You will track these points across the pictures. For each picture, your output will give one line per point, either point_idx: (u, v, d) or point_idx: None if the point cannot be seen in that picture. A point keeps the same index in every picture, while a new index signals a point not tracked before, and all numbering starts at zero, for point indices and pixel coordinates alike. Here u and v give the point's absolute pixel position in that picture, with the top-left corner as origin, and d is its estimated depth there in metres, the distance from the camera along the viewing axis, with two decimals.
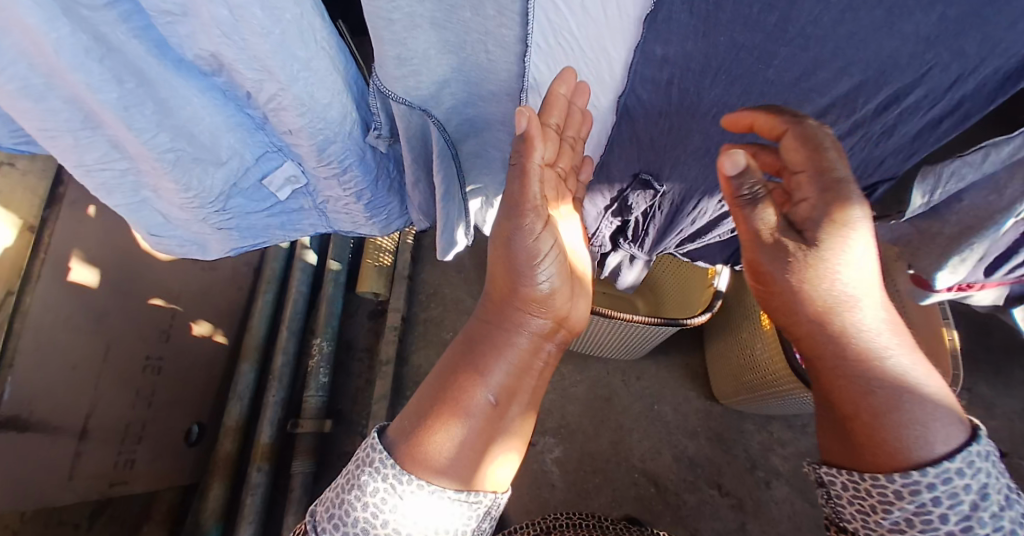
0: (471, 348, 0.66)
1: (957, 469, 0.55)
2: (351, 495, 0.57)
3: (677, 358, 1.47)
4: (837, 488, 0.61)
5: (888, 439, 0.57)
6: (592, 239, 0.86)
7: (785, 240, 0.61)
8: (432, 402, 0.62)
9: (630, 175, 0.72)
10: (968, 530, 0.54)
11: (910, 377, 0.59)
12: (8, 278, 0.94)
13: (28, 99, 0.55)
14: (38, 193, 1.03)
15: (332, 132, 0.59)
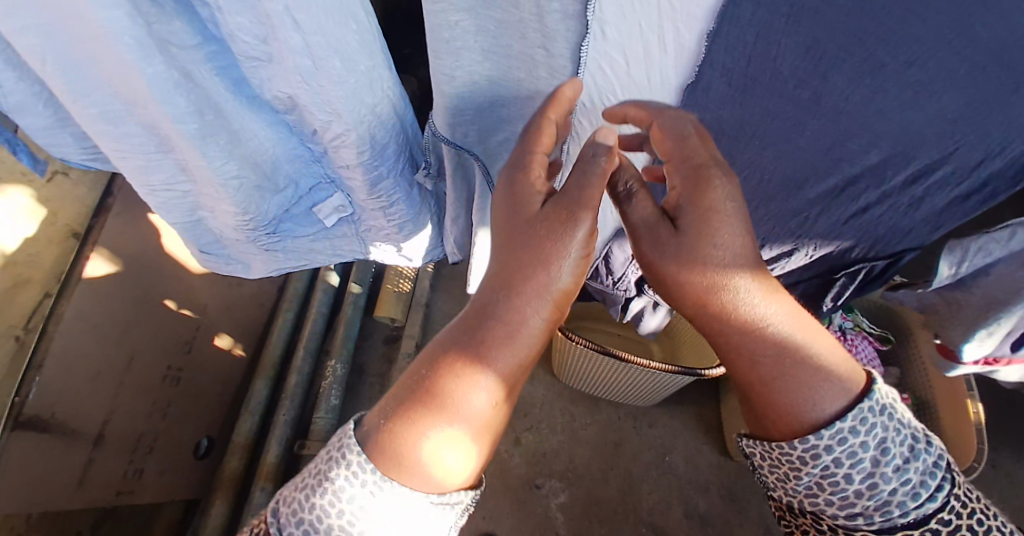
0: (475, 340, 0.50)
1: (850, 428, 0.50)
2: (320, 504, 0.48)
3: (690, 409, 1.46)
4: (752, 457, 0.58)
5: (782, 410, 0.52)
6: (617, 283, 0.88)
7: (650, 221, 0.55)
8: (428, 407, 0.49)
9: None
10: (875, 489, 0.50)
11: (801, 342, 0.53)
12: (46, 281, 1.11)
13: (106, 123, 0.61)
14: (83, 201, 1.20)
15: (386, 168, 0.63)
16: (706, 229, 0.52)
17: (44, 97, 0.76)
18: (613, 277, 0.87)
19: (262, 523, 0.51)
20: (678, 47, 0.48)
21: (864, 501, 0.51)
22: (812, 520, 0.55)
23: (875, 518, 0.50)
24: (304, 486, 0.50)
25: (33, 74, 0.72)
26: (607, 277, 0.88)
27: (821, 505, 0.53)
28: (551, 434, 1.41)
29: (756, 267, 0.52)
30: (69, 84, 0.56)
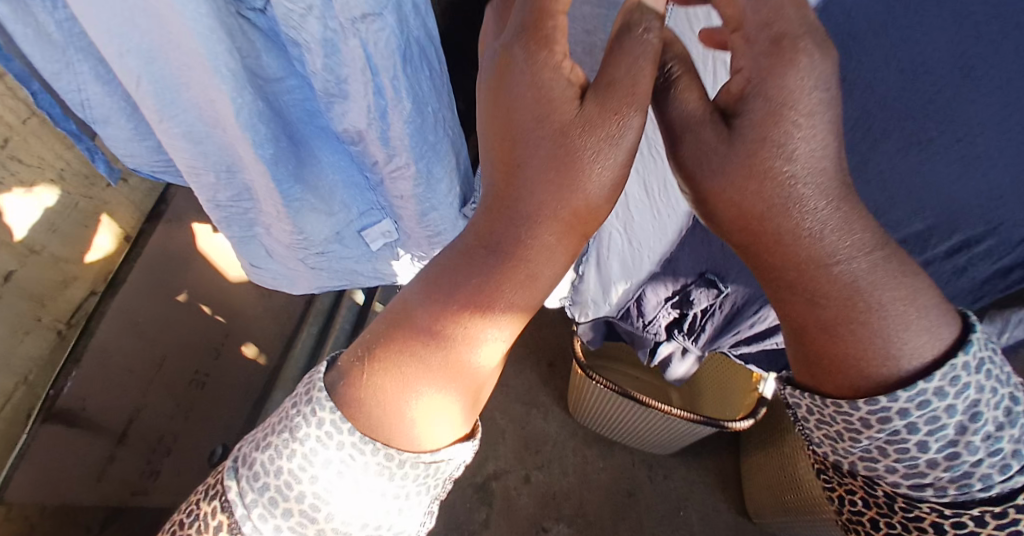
0: (488, 276, 0.47)
1: (935, 389, 0.42)
2: (292, 465, 0.49)
3: (709, 462, 1.42)
4: (801, 417, 0.52)
5: (847, 357, 0.45)
6: (648, 326, 0.86)
7: (697, 119, 0.43)
8: (439, 360, 0.50)
9: (695, 272, 0.72)
10: (956, 459, 0.44)
11: (885, 277, 0.43)
12: (93, 279, 1.17)
13: (188, 141, 0.66)
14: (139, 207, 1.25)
15: (437, 201, 0.67)
16: (774, 135, 0.40)
17: (126, 112, 0.83)
18: (644, 319, 0.85)
19: (228, 485, 0.51)
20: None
21: (937, 470, 0.45)
22: (863, 484, 0.50)
23: (948, 491, 0.45)
24: (270, 448, 0.50)
25: (120, 90, 0.79)
26: (638, 319, 0.86)
27: (880, 472, 0.48)
28: (561, 475, 1.38)
29: (836, 187, 0.41)
30: (161, 104, 0.61)
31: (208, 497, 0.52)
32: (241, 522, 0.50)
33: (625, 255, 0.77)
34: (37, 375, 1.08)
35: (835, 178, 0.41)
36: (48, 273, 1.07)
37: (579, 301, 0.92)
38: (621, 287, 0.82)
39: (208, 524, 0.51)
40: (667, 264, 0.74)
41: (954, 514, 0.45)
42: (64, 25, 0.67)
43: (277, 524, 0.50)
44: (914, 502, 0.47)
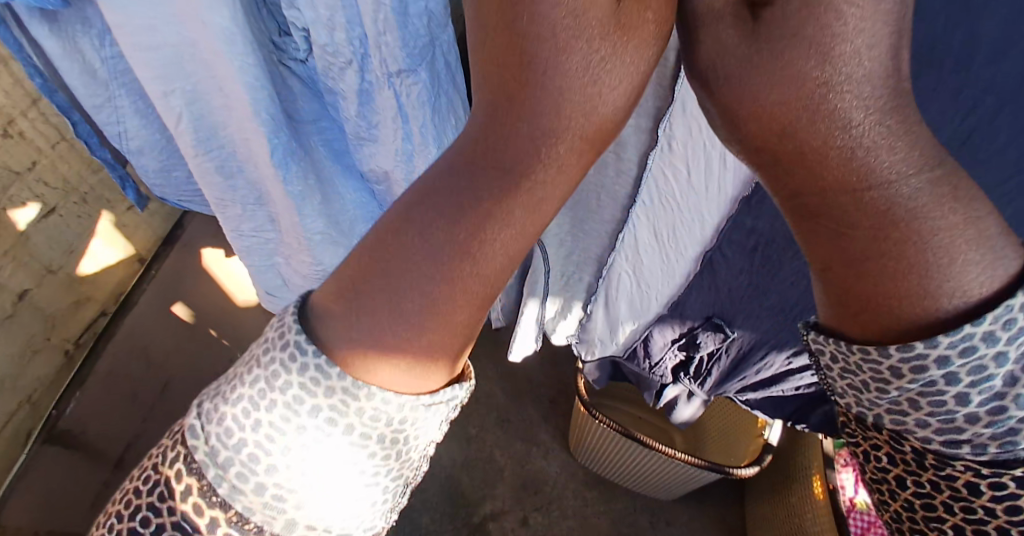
0: (427, 207, 0.34)
1: (985, 333, 0.28)
2: (273, 416, 0.34)
3: (713, 510, 1.39)
4: (808, 350, 0.37)
5: (873, 303, 0.30)
6: (654, 368, 0.86)
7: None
8: (367, 320, 0.34)
9: (702, 316, 0.74)
10: (1001, 415, 0.30)
11: (942, 193, 0.28)
12: (105, 301, 1.23)
13: (220, 174, 0.70)
14: (157, 232, 1.37)
15: None
16: (814, 28, 0.27)
17: (160, 144, 0.87)
18: (650, 361, 0.85)
19: (185, 448, 0.35)
20: (721, 181, 0.54)
21: (976, 427, 0.30)
22: (882, 443, 0.35)
23: (989, 448, 0.30)
24: (242, 397, 0.34)
25: (155, 123, 0.83)
26: (645, 360, 0.86)
27: (906, 426, 0.33)
28: (561, 518, 1.35)
29: (895, 52, 0.27)
30: (198, 140, 0.65)
31: (159, 464, 0.35)
32: (213, 490, 0.34)
33: (633, 295, 0.77)
34: (40, 396, 1.09)
35: (893, 44, 0.27)
36: (63, 294, 1.13)
37: (586, 339, 0.92)
38: (629, 328, 0.82)
39: (170, 495, 0.35)
40: (673, 308, 0.75)
41: (995, 477, 0.30)
42: (109, 61, 0.72)
43: (257, 494, 0.34)
44: (944, 461, 0.32)
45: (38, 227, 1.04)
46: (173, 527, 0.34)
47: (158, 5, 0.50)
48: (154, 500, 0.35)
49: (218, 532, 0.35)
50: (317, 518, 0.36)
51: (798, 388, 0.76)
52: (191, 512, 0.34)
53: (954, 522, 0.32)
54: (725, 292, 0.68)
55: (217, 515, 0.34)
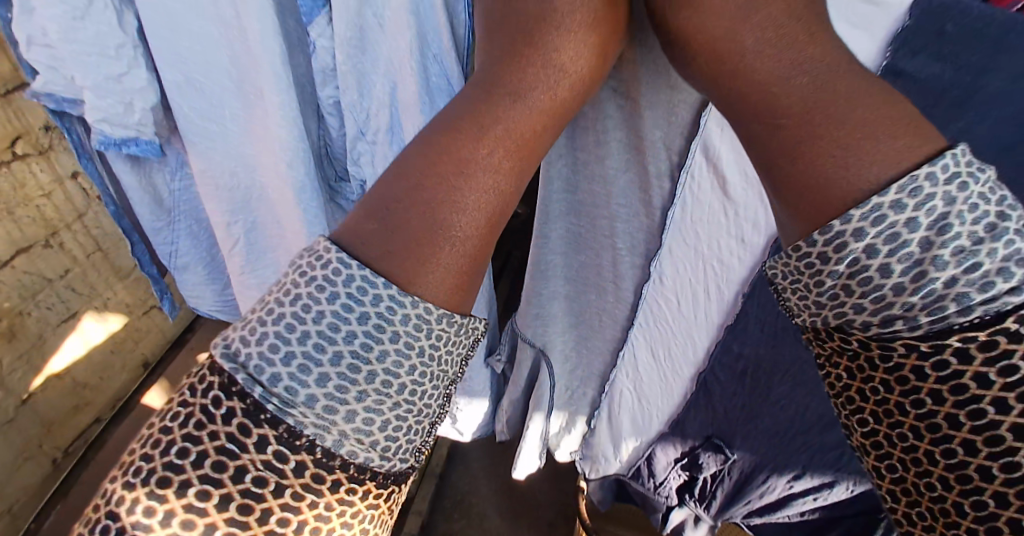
0: (441, 137, 0.40)
1: (893, 203, 0.32)
2: (321, 324, 0.35)
3: None
4: (768, 279, 0.40)
5: (822, 185, 0.34)
6: (659, 487, 0.86)
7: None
8: (385, 235, 0.38)
9: (703, 436, 0.76)
10: (922, 282, 0.31)
11: (854, 82, 0.36)
12: (102, 409, 1.33)
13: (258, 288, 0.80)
14: (168, 334, 1.47)
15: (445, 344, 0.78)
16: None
17: (206, 260, 0.95)
18: (654, 480, 0.86)
19: (222, 375, 0.34)
20: (703, 316, 0.63)
21: (904, 297, 0.31)
22: (838, 349, 0.36)
23: (920, 319, 0.31)
24: (285, 316, 0.35)
25: (204, 244, 0.93)
26: (649, 480, 0.87)
27: (847, 317, 0.34)
28: None
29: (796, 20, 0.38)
30: (248, 262, 0.77)
31: (192, 396, 0.35)
32: (260, 407, 0.34)
33: (635, 413, 0.81)
34: (22, 505, 1.16)
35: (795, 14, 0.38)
36: (66, 399, 1.23)
37: (589, 455, 0.93)
38: (631, 446, 0.85)
39: (210, 420, 0.33)
40: (672, 425, 0.78)
41: (935, 353, 0.31)
42: (177, 192, 0.84)
43: (308, 407, 0.34)
44: (888, 347, 0.33)
45: (55, 332, 1.15)
46: (215, 455, 0.33)
47: (246, 158, 0.66)
48: (183, 435, 0.33)
49: (268, 451, 0.33)
50: (364, 434, 0.36)
51: (801, 513, 0.77)
52: (238, 434, 0.33)
53: (911, 423, 0.33)
54: (719, 411, 0.72)
55: (267, 433, 0.33)
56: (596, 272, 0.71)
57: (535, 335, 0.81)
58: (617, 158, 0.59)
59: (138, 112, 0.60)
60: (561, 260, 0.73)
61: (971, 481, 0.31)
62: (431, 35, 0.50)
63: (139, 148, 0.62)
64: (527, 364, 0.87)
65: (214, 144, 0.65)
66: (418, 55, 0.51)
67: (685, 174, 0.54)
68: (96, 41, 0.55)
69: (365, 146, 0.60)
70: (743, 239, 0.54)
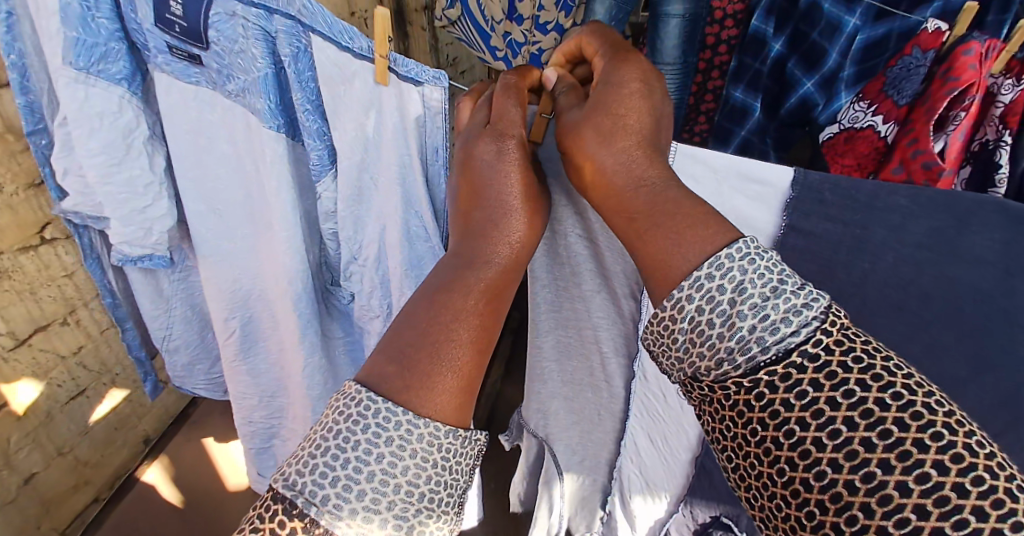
0: (447, 280, 0.45)
1: (707, 274, 0.36)
2: (357, 450, 0.38)
3: None
4: (646, 348, 0.42)
5: (660, 262, 0.39)
6: None
7: (567, 108, 0.49)
8: (396, 373, 0.41)
9: (711, 517, 0.73)
10: (734, 330, 0.35)
11: (677, 186, 0.41)
12: (101, 486, 1.33)
13: (248, 373, 0.84)
14: (170, 411, 1.50)
15: None
16: (613, 96, 0.45)
17: (196, 342, 0.93)
18: None
19: (284, 503, 0.37)
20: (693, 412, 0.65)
21: (726, 343, 0.36)
22: (700, 397, 0.39)
23: (738, 361, 0.35)
24: (329, 448, 0.38)
25: (197, 328, 0.91)
26: None
27: (700, 369, 0.38)
28: None
29: (643, 144, 0.43)
30: (242, 348, 0.81)
31: (262, 521, 0.36)
32: (316, 523, 0.36)
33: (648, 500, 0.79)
34: None
35: (644, 129, 0.44)
36: (68, 476, 1.23)
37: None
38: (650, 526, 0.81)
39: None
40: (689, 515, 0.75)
41: (755, 387, 0.35)
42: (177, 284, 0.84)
43: (353, 517, 0.37)
44: (725, 387, 0.36)
45: (63, 408, 1.16)
46: None
47: (251, 269, 0.73)
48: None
49: None
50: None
51: None
52: None
53: (755, 452, 0.35)
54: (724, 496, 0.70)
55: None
56: (588, 372, 0.73)
57: (536, 426, 0.81)
58: (592, 272, 0.64)
59: (156, 233, 0.64)
60: (555, 365, 0.74)
61: (800, 495, 0.33)
62: (413, 194, 0.61)
63: (153, 262, 0.67)
64: (533, 452, 0.88)
65: (221, 257, 0.71)
66: (401, 211, 0.62)
67: (645, 300, 0.61)
68: (126, 183, 0.59)
69: (356, 267, 0.67)
70: None
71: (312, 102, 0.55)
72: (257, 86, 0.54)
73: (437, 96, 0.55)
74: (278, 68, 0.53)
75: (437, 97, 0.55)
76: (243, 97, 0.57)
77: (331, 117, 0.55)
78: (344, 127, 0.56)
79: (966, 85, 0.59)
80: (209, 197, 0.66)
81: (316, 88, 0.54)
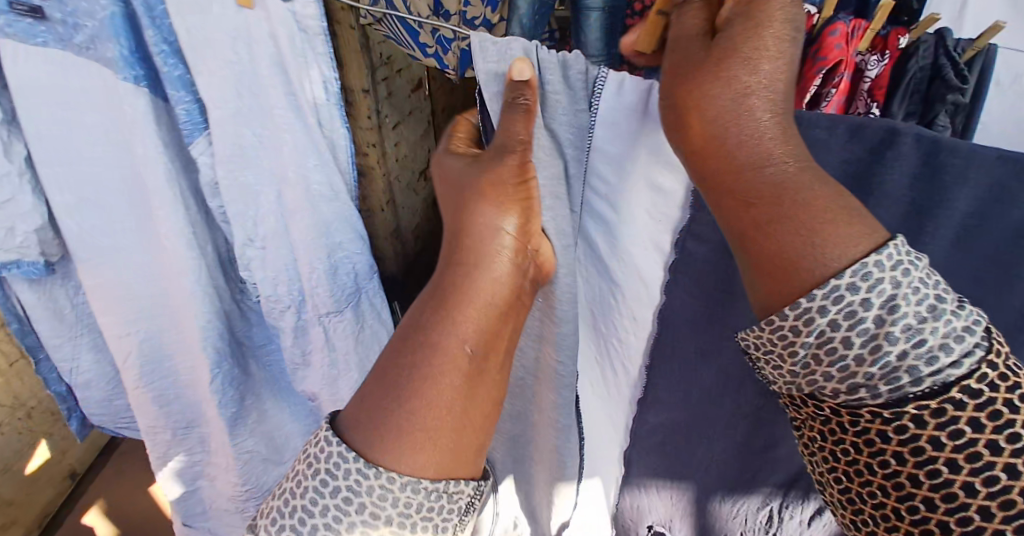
0: (425, 309, 0.42)
1: (850, 284, 0.35)
2: (304, 499, 0.39)
3: None
4: (741, 348, 0.43)
5: (786, 262, 0.36)
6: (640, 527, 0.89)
7: (687, 36, 0.39)
8: (365, 417, 0.39)
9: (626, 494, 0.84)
10: (878, 353, 0.35)
11: (821, 183, 0.37)
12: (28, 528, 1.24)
13: (156, 402, 0.80)
14: (101, 441, 1.42)
15: None
16: (747, 49, 0.36)
17: (109, 375, 0.85)
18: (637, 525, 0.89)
19: None
20: (626, 374, 0.67)
21: (865, 367, 0.36)
22: (812, 414, 0.41)
23: (880, 390, 0.35)
24: (285, 493, 0.41)
25: (110, 358, 0.83)
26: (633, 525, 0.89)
27: (819, 383, 0.39)
28: None
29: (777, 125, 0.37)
30: (149, 374, 0.77)
31: None
32: None
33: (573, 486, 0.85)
34: None
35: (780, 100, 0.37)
36: None
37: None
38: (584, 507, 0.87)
39: None
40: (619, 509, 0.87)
41: (896, 419, 0.35)
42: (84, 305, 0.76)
43: None
44: (857, 414, 0.37)
45: None
46: None
47: (143, 269, 0.67)
48: None
49: None
50: None
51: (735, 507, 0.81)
52: None
53: (879, 482, 0.38)
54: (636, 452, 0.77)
55: None
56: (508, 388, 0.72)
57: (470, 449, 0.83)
58: None
59: (18, 235, 0.61)
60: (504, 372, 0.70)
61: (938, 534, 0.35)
62: (308, 149, 0.57)
63: (21, 269, 0.64)
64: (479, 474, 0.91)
65: (105, 256, 0.65)
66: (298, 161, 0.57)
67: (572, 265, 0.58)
68: None
69: (254, 251, 0.63)
70: (634, 317, 0.61)
71: (169, 43, 0.49)
72: (105, 30, 0.49)
73: (311, 12, 0.47)
74: (128, 7, 0.48)
75: (311, 13, 0.47)
76: (93, 49, 0.51)
77: (191, 56, 0.49)
78: (210, 70, 0.50)
79: (834, 64, 0.54)
80: (72, 188, 0.59)
81: (172, 26, 0.49)
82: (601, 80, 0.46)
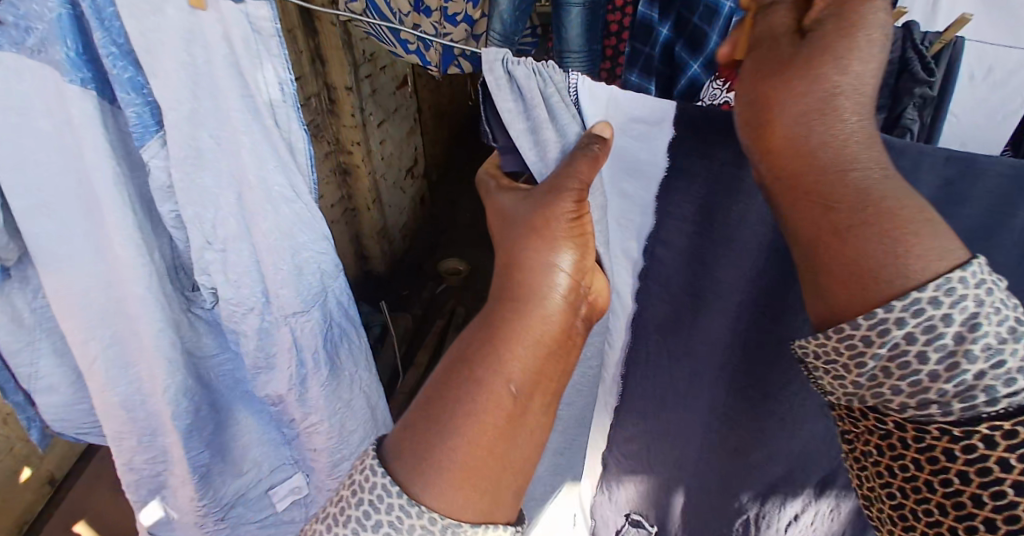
0: (478, 342, 0.43)
1: (931, 298, 0.37)
2: (347, 529, 0.41)
3: None
4: (799, 356, 0.46)
5: (863, 268, 0.39)
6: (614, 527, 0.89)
7: (776, 40, 0.41)
8: (412, 448, 0.41)
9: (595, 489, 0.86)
10: (956, 370, 0.37)
11: (898, 196, 0.39)
12: None
13: (122, 409, 0.78)
14: (77, 449, 1.40)
15: (346, 415, 0.86)
16: (844, 48, 0.38)
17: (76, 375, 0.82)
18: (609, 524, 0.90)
19: None
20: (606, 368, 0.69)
21: (939, 383, 0.38)
22: (871, 428, 0.44)
23: (953, 406, 0.37)
24: (329, 518, 0.43)
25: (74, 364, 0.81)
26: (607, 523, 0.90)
27: (886, 396, 0.41)
28: None
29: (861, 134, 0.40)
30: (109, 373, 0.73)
31: None
32: None
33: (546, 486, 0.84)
34: None
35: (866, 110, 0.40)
36: None
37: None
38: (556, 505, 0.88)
39: None
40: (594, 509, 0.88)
41: (965, 438, 0.37)
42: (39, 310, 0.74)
43: None
44: (923, 429, 0.39)
45: None
46: None
47: (99, 274, 0.65)
48: None
49: None
50: None
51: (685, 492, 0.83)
52: None
53: (938, 500, 0.39)
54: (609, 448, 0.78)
55: None
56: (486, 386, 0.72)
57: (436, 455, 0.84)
58: None
59: None
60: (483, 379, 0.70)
61: None
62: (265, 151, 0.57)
63: None
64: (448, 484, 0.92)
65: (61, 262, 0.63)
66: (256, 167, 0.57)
67: None
68: None
69: (213, 254, 0.62)
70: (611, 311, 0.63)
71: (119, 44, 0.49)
72: (53, 33, 0.49)
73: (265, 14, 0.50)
74: (76, 10, 0.50)
75: (264, 14, 0.50)
76: (43, 52, 0.50)
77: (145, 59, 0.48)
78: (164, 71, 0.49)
79: None
80: (23, 191, 0.57)
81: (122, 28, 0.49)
82: (573, 83, 0.49)
